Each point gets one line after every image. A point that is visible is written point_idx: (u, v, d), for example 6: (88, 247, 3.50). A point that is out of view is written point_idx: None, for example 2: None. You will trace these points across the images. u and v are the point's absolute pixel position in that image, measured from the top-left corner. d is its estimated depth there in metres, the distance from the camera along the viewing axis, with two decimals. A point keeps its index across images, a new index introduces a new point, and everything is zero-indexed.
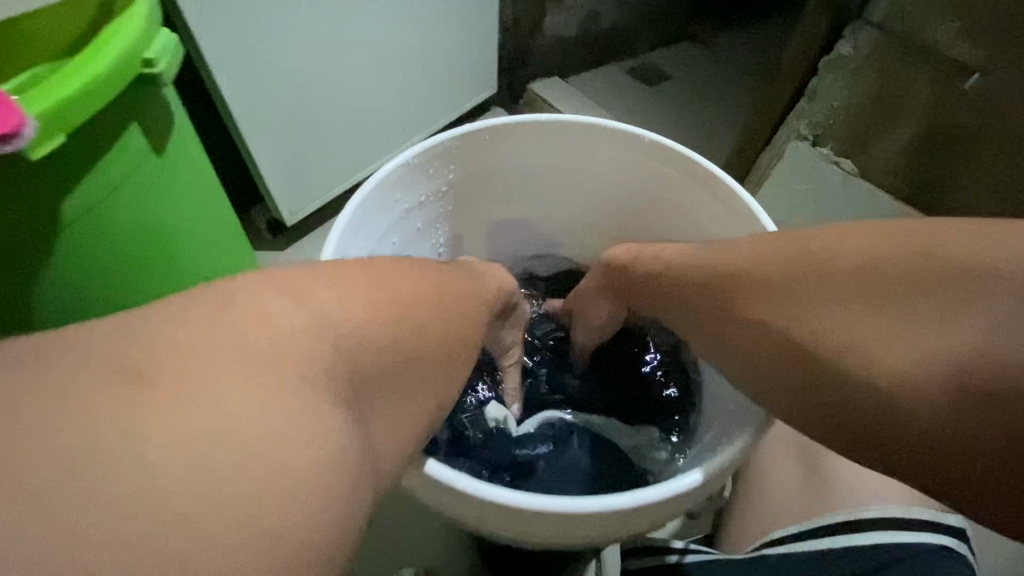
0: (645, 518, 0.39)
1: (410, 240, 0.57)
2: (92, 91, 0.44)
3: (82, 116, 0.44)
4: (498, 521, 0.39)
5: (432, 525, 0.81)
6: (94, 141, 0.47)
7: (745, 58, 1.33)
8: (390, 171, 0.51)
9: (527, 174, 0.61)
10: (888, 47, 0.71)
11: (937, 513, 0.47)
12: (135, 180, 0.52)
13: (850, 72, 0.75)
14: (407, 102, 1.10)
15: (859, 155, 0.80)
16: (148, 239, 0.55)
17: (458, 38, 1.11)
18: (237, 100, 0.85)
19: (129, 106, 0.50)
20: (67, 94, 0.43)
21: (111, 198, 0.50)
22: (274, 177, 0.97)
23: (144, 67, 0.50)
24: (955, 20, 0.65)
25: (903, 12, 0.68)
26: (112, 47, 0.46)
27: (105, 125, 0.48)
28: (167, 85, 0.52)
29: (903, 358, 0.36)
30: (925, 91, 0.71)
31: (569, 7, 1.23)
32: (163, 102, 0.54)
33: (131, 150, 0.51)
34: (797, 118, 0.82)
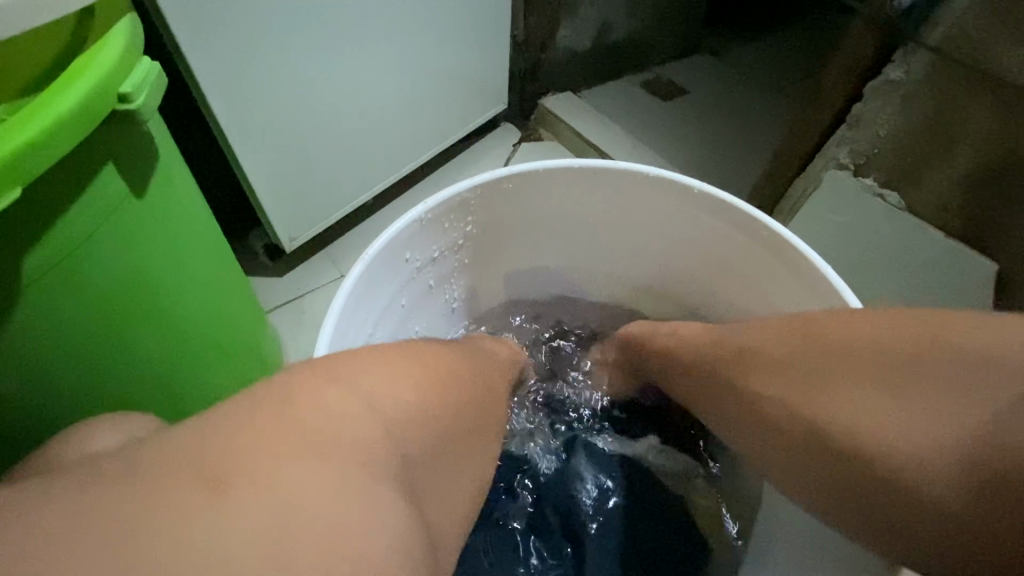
0: None
1: (420, 297, 0.56)
2: (54, 135, 0.38)
3: (45, 165, 0.38)
4: None
5: None
6: (63, 188, 0.42)
7: (765, 71, 1.27)
8: (404, 227, 0.49)
9: (546, 225, 0.59)
10: (943, 72, 0.64)
11: None
12: (111, 228, 0.46)
13: (900, 99, 0.68)
14: (414, 119, 1.04)
15: (907, 188, 0.74)
16: (130, 289, 0.50)
17: (468, 53, 1.05)
18: (233, 124, 0.80)
19: (102, 147, 0.44)
20: (25, 142, 0.37)
21: (84, 249, 0.45)
22: (273, 203, 0.92)
23: (119, 102, 0.44)
24: (1022, 46, 0.59)
25: (962, 35, 0.61)
26: (79, 84, 0.40)
27: (76, 169, 0.42)
28: (147, 120, 0.46)
29: (925, 443, 0.40)
30: (984, 121, 0.64)
31: (582, 20, 1.17)
32: (142, 138, 0.48)
33: (109, 195, 0.45)
34: (836, 145, 0.76)
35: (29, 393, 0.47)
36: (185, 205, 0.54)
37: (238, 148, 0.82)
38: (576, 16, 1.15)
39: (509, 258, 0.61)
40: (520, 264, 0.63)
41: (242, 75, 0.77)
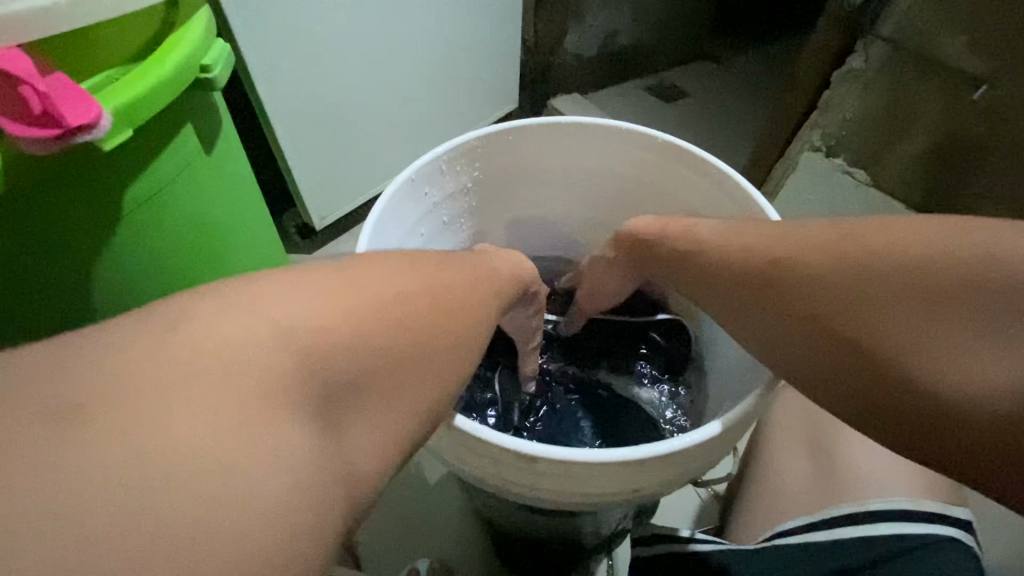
0: (672, 467, 0.35)
1: (436, 232, 0.63)
2: (156, 92, 0.49)
3: (147, 115, 0.49)
4: (506, 472, 0.35)
5: (449, 515, 0.83)
6: (158, 134, 0.52)
7: (764, 76, 1.35)
8: (425, 162, 0.55)
9: (550, 176, 0.66)
10: (897, 60, 0.73)
11: (942, 506, 0.49)
12: (187, 175, 0.57)
13: (861, 85, 0.77)
14: (435, 114, 1.16)
15: (874, 166, 0.82)
16: (196, 225, 0.60)
17: (483, 52, 1.16)
18: (277, 107, 0.91)
19: (185, 107, 0.55)
20: (136, 95, 0.47)
21: (170, 186, 0.55)
22: (306, 179, 1.02)
23: (201, 73, 0.55)
24: (961, 35, 0.68)
25: (911, 26, 0.70)
26: (175, 56, 0.51)
27: (163, 123, 0.53)
28: (219, 88, 0.57)
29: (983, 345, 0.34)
30: (934, 103, 0.73)
31: (589, 27, 1.28)
32: (213, 105, 0.59)
33: (185, 147, 0.56)
34: (810, 130, 0.84)
35: (105, 302, 0.56)
36: (241, 163, 0.65)
37: (278, 130, 0.93)
38: (583, 23, 1.26)
39: (515, 208, 0.69)
40: (520, 213, 0.70)
41: (285, 64, 0.87)
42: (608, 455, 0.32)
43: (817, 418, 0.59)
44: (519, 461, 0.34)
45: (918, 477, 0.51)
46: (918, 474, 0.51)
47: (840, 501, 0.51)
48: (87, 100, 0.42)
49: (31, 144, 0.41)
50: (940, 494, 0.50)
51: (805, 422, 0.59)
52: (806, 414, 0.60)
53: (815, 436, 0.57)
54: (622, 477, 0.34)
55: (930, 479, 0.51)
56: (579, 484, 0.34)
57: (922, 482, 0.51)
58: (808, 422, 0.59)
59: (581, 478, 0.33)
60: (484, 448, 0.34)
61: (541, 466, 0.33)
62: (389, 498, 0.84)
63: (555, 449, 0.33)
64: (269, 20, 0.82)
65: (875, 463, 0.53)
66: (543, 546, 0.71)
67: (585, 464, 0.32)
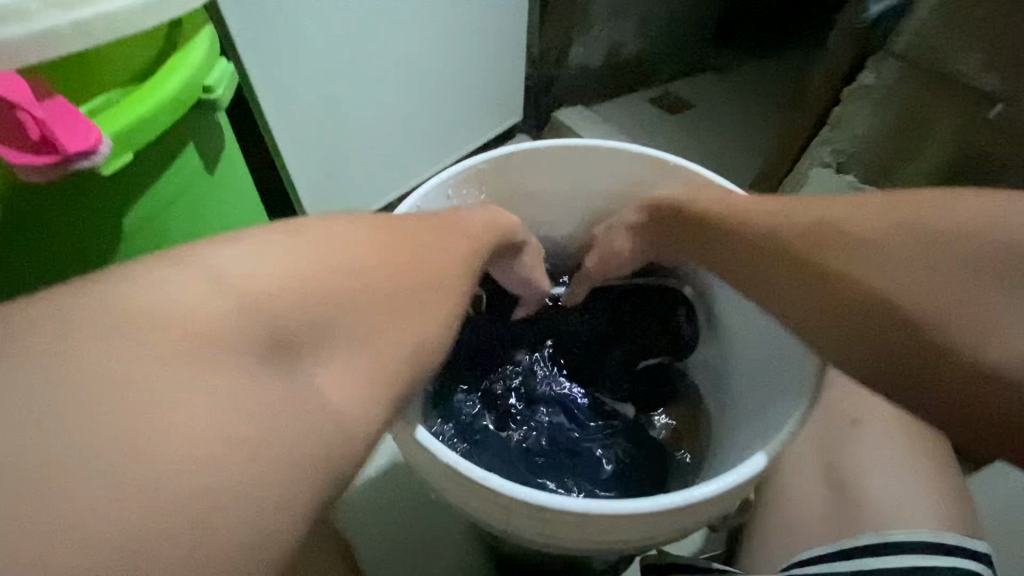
0: (690, 516, 0.36)
1: None
2: (156, 115, 0.48)
3: (147, 138, 0.48)
4: (517, 521, 0.36)
5: (450, 535, 0.80)
6: (160, 156, 0.52)
7: (769, 87, 1.35)
8: (432, 188, 0.58)
9: (557, 202, 0.68)
10: (911, 76, 0.72)
11: (965, 539, 0.47)
12: (188, 196, 0.56)
13: (874, 101, 0.76)
14: (440, 127, 1.15)
15: (885, 182, 0.80)
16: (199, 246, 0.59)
17: (487, 65, 1.16)
18: (282, 123, 0.91)
19: (187, 128, 0.54)
20: (136, 119, 0.47)
21: (169, 208, 0.54)
22: (309, 193, 1.01)
23: (203, 93, 0.54)
24: (975, 54, 0.66)
25: (924, 44, 0.69)
26: (176, 76, 0.50)
27: (166, 146, 0.52)
28: (223, 108, 0.56)
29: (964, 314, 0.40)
30: (949, 118, 0.72)
31: (594, 39, 1.27)
32: (218, 123, 0.58)
33: (186, 168, 0.55)
34: (820, 146, 0.82)
35: None
36: (246, 178, 0.64)
37: (283, 145, 0.93)
38: (588, 34, 1.26)
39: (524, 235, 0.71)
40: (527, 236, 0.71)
41: (290, 80, 0.87)
42: (628, 506, 0.34)
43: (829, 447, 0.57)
44: (530, 510, 0.35)
45: (941, 508, 0.50)
46: (943, 510, 0.49)
47: (857, 532, 0.49)
48: (87, 124, 0.41)
49: (31, 173, 0.41)
50: (963, 528, 0.48)
51: (819, 449, 0.58)
52: (820, 441, 0.58)
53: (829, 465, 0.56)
54: (626, 526, 0.35)
55: (953, 511, 0.49)
56: (584, 532, 0.35)
57: (945, 516, 0.49)
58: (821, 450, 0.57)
59: (586, 526, 0.34)
60: (505, 512, 0.36)
61: (552, 515, 0.34)
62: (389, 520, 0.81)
63: (575, 501, 0.34)
64: (276, 37, 0.82)
65: (895, 495, 0.51)
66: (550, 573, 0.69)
67: (602, 516, 0.34)
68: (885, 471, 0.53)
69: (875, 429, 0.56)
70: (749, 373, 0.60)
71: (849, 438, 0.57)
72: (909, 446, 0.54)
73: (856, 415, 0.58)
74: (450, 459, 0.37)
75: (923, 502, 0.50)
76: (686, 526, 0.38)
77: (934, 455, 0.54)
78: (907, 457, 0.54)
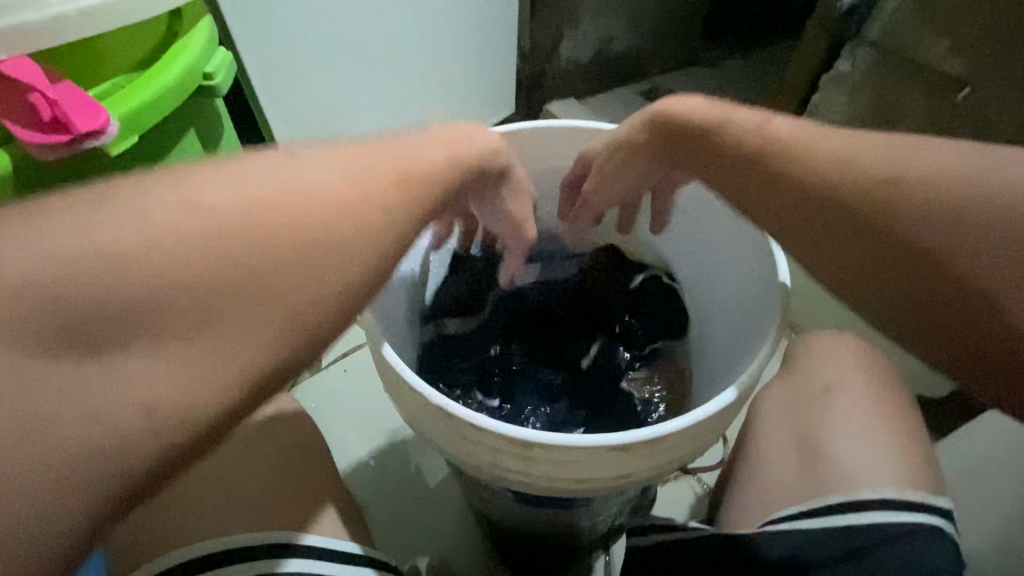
0: (660, 453, 0.39)
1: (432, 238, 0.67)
2: (160, 99, 0.50)
3: (151, 120, 0.50)
4: (503, 459, 0.39)
5: (449, 516, 0.84)
6: (161, 140, 0.54)
7: (757, 80, 1.37)
8: None
9: (543, 185, 0.68)
10: (885, 63, 0.75)
11: (928, 496, 0.50)
12: None
13: (850, 87, 0.79)
14: None
15: None
16: None
17: None
18: None
19: (188, 113, 0.56)
20: (141, 102, 0.49)
21: None
22: None
23: (204, 80, 0.56)
24: (944, 38, 0.69)
25: (896, 31, 0.72)
26: (178, 63, 0.53)
27: (168, 130, 0.54)
28: (222, 95, 0.58)
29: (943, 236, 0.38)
30: (919, 104, 0.74)
31: (584, 33, 1.30)
32: (216, 110, 0.60)
33: (187, 152, 0.57)
34: None
35: None
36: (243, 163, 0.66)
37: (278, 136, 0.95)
38: (578, 28, 1.28)
39: None
40: None
41: None
42: (600, 440, 0.36)
43: (804, 414, 0.60)
44: (514, 448, 0.37)
45: (906, 468, 0.52)
46: (908, 469, 0.52)
47: (829, 490, 0.52)
48: (96, 107, 0.43)
49: (41, 151, 0.43)
50: (926, 486, 0.51)
51: (795, 416, 0.60)
52: (794, 409, 0.61)
53: (804, 431, 0.58)
54: (601, 463, 0.37)
55: (917, 470, 0.52)
56: (565, 469, 0.38)
57: (910, 475, 0.51)
58: (797, 418, 0.60)
59: (566, 463, 0.37)
60: (479, 434, 0.38)
61: (534, 451, 0.37)
62: (391, 500, 0.85)
63: (551, 436, 0.36)
64: None
65: (865, 456, 0.54)
66: (540, 541, 0.71)
67: (577, 448, 0.36)
68: (856, 434, 0.55)
69: (848, 397, 0.59)
70: (726, 315, 0.62)
71: (822, 404, 0.59)
72: (879, 412, 0.57)
73: (830, 383, 0.60)
74: (438, 399, 0.39)
75: (890, 462, 0.53)
76: (665, 461, 0.40)
77: (902, 420, 0.57)
78: (876, 421, 0.56)
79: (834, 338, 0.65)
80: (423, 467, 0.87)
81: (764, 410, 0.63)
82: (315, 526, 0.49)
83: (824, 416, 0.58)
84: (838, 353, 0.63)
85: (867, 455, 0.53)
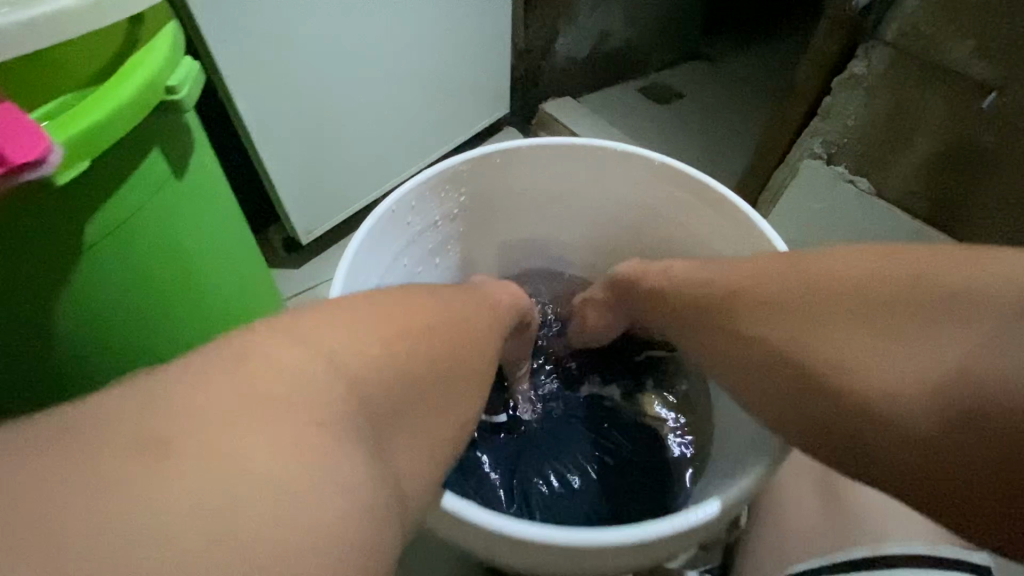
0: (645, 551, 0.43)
1: (422, 260, 0.63)
2: (115, 120, 0.45)
3: (107, 144, 0.45)
4: (503, 551, 0.43)
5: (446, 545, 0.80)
6: (122, 164, 0.49)
7: (758, 77, 1.33)
8: (407, 191, 0.55)
9: (541, 201, 0.66)
10: (902, 65, 0.70)
11: (961, 550, 0.46)
12: (155, 203, 0.54)
13: (864, 91, 0.74)
14: (423, 121, 1.12)
15: (875, 174, 0.79)
16: (171, 256, 0.57)
17: (471, 57, 1.12)
18: (258, 121, 0.87)
19: (151, 131, 0.51)
20: (93, 123, 0.44)
21: (135, 216, 0.52)
22: (288, 191, 0.98)
23: (167, 94, 0.51)
24: (968, 40, 0.65)
25: (916, 32, 0.67)
26: (137, 77, 0.48)
27: (128, 150, 0.49)
28: (188, 110, 0.54)
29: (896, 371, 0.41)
30: (938, 110, 0.70)
31: (580, 29, 1.24)
32: (184, 125, 0.55)
33: (151, 174, 0.52)
34: (810, 136, 0.81)
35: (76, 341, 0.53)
36: (216, 181, 0.61)
37: (259, 143, 0.90)
38: (574, 24, 1.23)
39: (510, 236, 0.69)
40: (511, 236, 0.69)
41: (264, 77, 0.84)
42: (602, 539, 0.41)
43: None
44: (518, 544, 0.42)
45: None
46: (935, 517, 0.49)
47: (852, 542, 0.48)
48: (36, 133, 0.38)
49: None
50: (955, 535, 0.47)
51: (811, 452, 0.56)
52: None
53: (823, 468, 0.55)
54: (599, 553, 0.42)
55: None
56: (570, 560, 0.42)
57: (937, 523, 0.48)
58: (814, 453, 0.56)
59: (578, 556, 0.42)
60: (486, 533, 0.42)
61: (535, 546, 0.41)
62: None
63: (555, 535, 0.41)
64: (248, 30, 0.79)
65: (886, 500, 0.50)
66: None
67: (580, 545, 0.41)
68: None
69: None
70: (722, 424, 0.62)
71: None
72: None
73: None
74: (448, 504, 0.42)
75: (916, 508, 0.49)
76: (650, 555, 0.44)
77: None
78: None
79: None
80: None
81: None
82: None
83: None
84: None
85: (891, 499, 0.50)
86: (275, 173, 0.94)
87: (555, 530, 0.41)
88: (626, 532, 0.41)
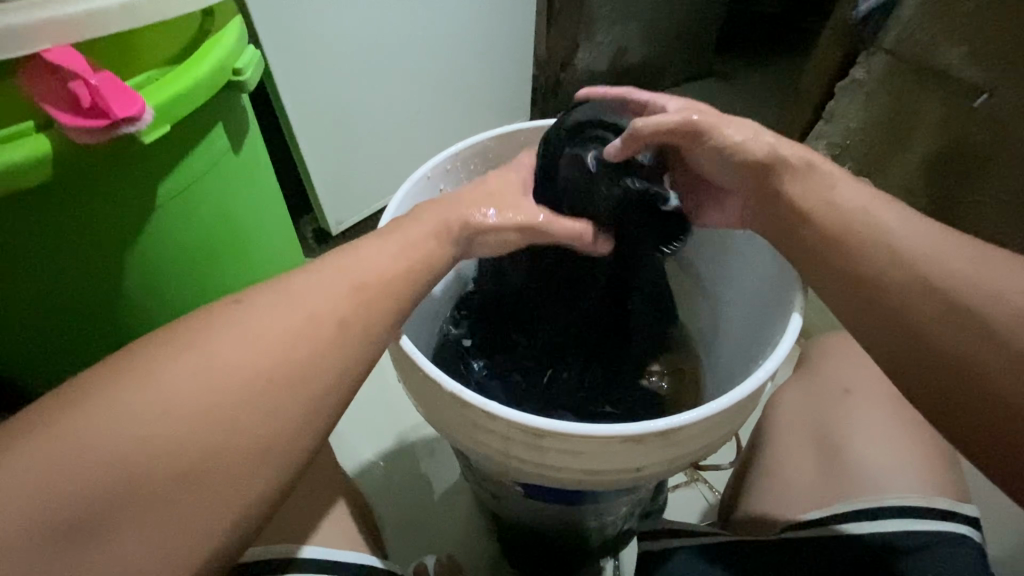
0: (673, 445, 0.40)
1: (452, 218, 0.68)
2: (191, 90, 0.52)
3: (182, 111, 0.52)
4: (515, 447, 0.40)
5: (457, 517, 0.83)
6: (190, 131, 0.55)
7: (769, 94, 1.39)
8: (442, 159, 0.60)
9: None
10: (898, 69, 0.75)
11: (954, 503, 0.49)
12: (215, 172, 0.60)
13: (865, 94, 0.79)
14: (450, 123, 1.19)
15: (876, 174, 0.84)
16: (221, 221, 0.63)
17: (497, 65, 1.20)
18: (301, 116, 0.95)
19: (217, 107, 0.58)
20: (174, 92, 0.51)
21: (199, 180, 0.58)
22: (321, 179, 1.04)
23: (233, 76, 0.58)
24: (960, 45, 0.70)
25: (912, 39, 0.73)
26: (209, 58, 0.54)
27: (197, 123, 0.56)
28: (249, 91, 0.60)
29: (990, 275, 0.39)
30: (936, 111, 0.75)
31: (600, 44, 1.32)
32: (243, 106, 0.62)
33: (214, 147, 0.59)
34: (815, 138, 0.86)
35: (130, 291, 0.58)
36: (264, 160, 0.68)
37: (301, 135, 0.97)
38: (594, 39, 1.30)
39: None
40: None
41: (309, 74, 0.92)
42: (609, 429, 0.37)
43: (821, 417, 0.59)
44: (526, 437, 0.39)
45: (928, 471, 0.52)
46: (928, 474, 0.52)
47: (852, 496, 0.51)
48: (133, 95, 0.45)
49: (80, 134, 0.45)
50: (947, 489, 0.50)
51: (812, 419, 0.59)
52: (814, 412, 0.60)
53: (821, 430, 0.58)
54: (617, 452, 0.39)
55: (938, 474, 0.52)
56: (578, 457, 0.39)
57: (931, 478, 0.51)
58: (811, 417, 0.59)
59: (579, 453, 0.39)
60: (493, 423, 0.39)
61: (547, 440, 0.38)
62: (395, 499, 0.85)
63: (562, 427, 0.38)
64: (297, 32, 0.87)
65: (881, 459, 0.53)
66: (547, 542, 0.71)
67: (590, 436, 0.37)
68: (873, 435, 0.55)
69: (864, 399, 0.58)
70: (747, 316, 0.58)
71: (842, 405, 0.59)
72: (896, 413, 0.57)
73: (847, 384, 0.60)
74: (452, 388, 0.40)
75: (910, 465, 0.52)
76: (677, 453, 0.41)
77: (921, 423, 0.56)
78: (897, 423, 0.56)
79: (844, 341, 0.65)
80: (430, 469, 0.88)
81: (781, 413, 0.62)
82: (318, 530, 0.49)
83: (840, 418, 0.58)
84: (851, 355, 0.63)
85: (886, 457, 0.53)
86: (314, 164, 1.02)
87: (560, 422, 0.38)
88: (647, 422, 0.38)
